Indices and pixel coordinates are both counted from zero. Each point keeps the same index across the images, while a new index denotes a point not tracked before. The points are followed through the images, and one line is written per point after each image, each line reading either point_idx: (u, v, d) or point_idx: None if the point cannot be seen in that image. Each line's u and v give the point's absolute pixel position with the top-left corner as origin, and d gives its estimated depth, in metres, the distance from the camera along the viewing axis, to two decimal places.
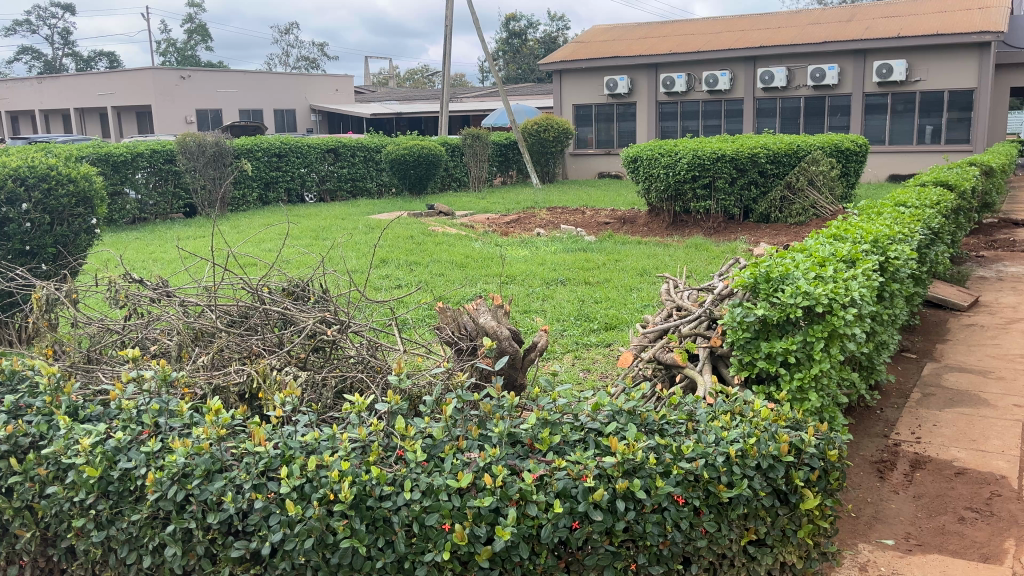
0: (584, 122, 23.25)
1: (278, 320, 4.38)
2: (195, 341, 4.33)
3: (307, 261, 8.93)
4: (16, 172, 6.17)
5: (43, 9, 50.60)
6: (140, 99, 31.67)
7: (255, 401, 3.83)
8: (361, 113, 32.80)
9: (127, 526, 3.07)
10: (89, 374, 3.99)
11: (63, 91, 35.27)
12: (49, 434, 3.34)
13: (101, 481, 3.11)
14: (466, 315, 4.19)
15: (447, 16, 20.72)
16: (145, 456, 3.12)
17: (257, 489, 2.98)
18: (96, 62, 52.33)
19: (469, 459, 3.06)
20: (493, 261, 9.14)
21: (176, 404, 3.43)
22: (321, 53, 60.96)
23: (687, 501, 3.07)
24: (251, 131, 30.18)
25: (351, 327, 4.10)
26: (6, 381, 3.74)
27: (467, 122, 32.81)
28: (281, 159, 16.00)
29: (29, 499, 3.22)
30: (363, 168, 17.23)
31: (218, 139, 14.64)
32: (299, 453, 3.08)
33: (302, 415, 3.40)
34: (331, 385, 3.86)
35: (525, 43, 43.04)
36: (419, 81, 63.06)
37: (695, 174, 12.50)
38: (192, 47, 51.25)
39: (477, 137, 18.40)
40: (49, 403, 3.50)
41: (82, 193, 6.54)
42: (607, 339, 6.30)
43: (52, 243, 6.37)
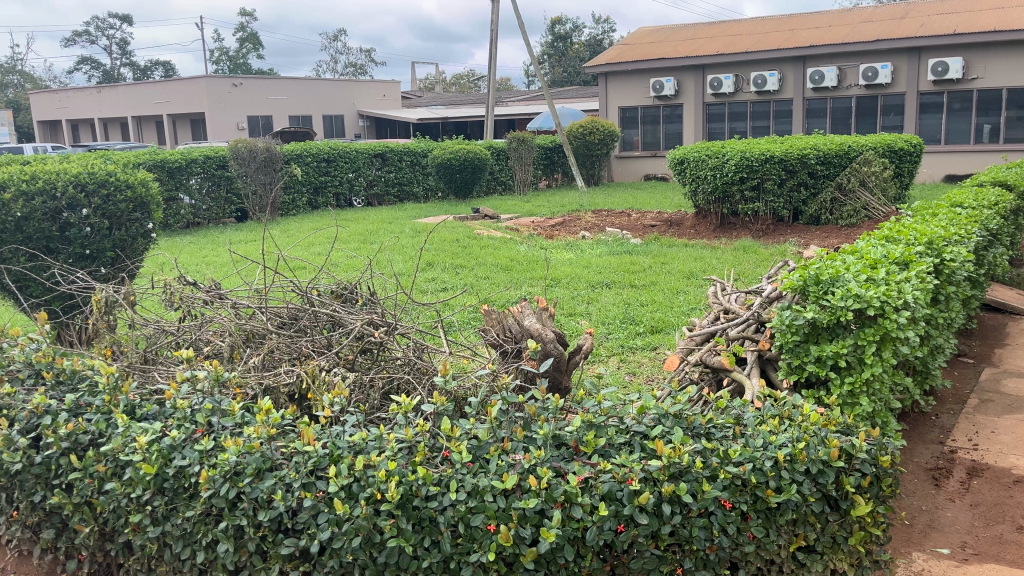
0: (630, 125, 23.17)
1: (327, 322, 4.46)
2: (246, 343, 4.40)
3: (354, 264, 9.07)
4: (77, 178, 6.32)
5: (102, 20, 52.15)
6: (194, 106, 32.58)
7: (304, 402, 3.90)
8: (407, 118, 33.10)
9: (181, 522, 3.15)
10: (145, 374, 4.09)
11: (120, 100, 36.21)
12: (107, 432, 3.41)
13: (157, 478, 3.19)
14: (510, 318, 4.29)
15: (493, 20, 20.88)
16: (199, 453, 3.20)
17: (306, 487, 3.04)
18: (153, 71, 53.65)
19: (514, 460, 3.08)
20: (538, 264, 9.15)
21: (227, 403, 3.51)
22: (369, 59, 61.80)
23: (735, 506, 3.05)
24: (301, 138, 30.76)
25: (397, 329, 4.19)
26: (67, 380, 3.82)
27: (513, 125, 32.95)
28: (330, 164, 16.22)
29: (88, 495, 3.31)
30: (409, 172, 17.40)
31: (269, 144, 14.84)
32: (347, 453, 3.12)
33: (350, 415, 3.45)
34: (378, 386, 3.94)
35: (570, 46, 43.08)
36: (465, 86, 63.45)
37: (743, 175, 12.27)
38: (244, 55, 52.26)
39: (522, 141, 18.42)
40: (108, 401, 3.58)
41: (140, 198, 6.64)
42: (652, 342, 6.26)
43: (111, 246, 6.48)
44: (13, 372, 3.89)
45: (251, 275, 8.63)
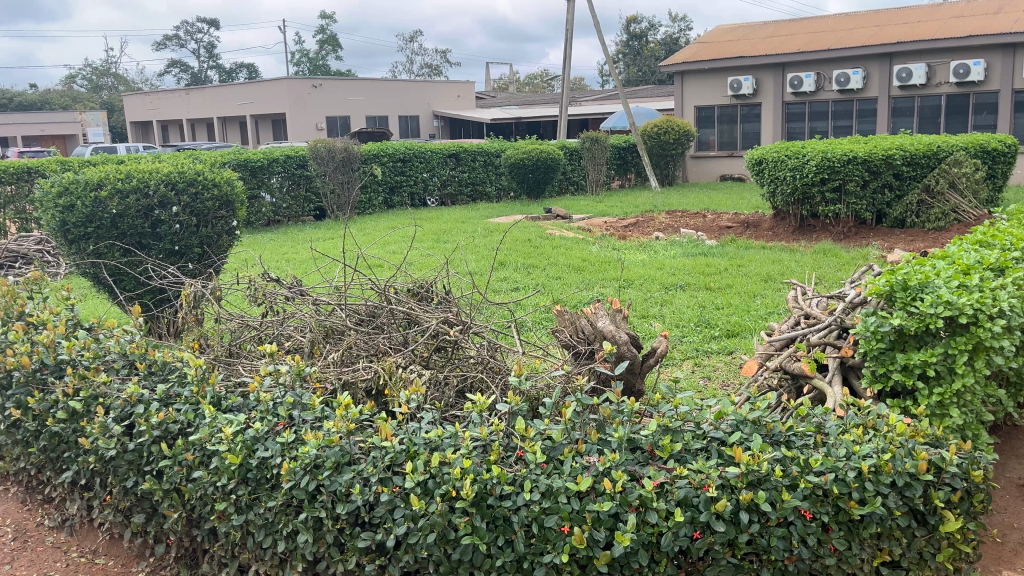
0: (706, 125, 22.79)
1: (404, 320, 4.54)
2: (326, 338, 4.51)
3: (429, 263, 9.19)
4: (169, 177, 6.56)
5: (191, 24, 54.17)
6: (276, 107, 33.55)
7: (381, 397, 3.97)
8: (481, 118, 33.33)
9: (263, 512, 3.24)
10: (230, 367, 4.22)
11: (207, 101, 37.55)
12: (195, 422, 3.54)
13: (241, 468, 3.29)
14: (585, 319, 4.28)
15: (568, 20, 20.85)
16: (281, 446, 3.29)
17: (383, 482, 3.10)
18: (237, 73, 55.47)
19: (588, 463, 3.06)
20: (611, 265, 9.09)
21: (308, 397, 3.60)
22: (445, 60, 62.45)
23: (816, 517, 2.97)
24: (378, 137, 31.32)
25: (471, 328, 4.23)
26: (158, 371, 3.96)
27: (586, 125, 32.82)
28: (406, 164, 16.43)
29: (177, 482, 3.44)
30: (483, 172, 17.54)
31: (348, 145, 15.12)
32: (422, 449, 3.16)
33: (426, 412, 3.49)
34: (453, 384, 3.99)
35: (646, 45, 42.63)
36: (539, 86, 63.48)
37: (824, 176, 11.87)
38: (324, 56, 53.51)
39: (595, 140, 18.32)
40: (196, 392, 3.71)
41: (225, 196, 6.86)
42: (728, 346, 6.14)
43: (199, 243, 6.73)
44: (108, 362, 4.06)
45: (330, 273, 8.82)
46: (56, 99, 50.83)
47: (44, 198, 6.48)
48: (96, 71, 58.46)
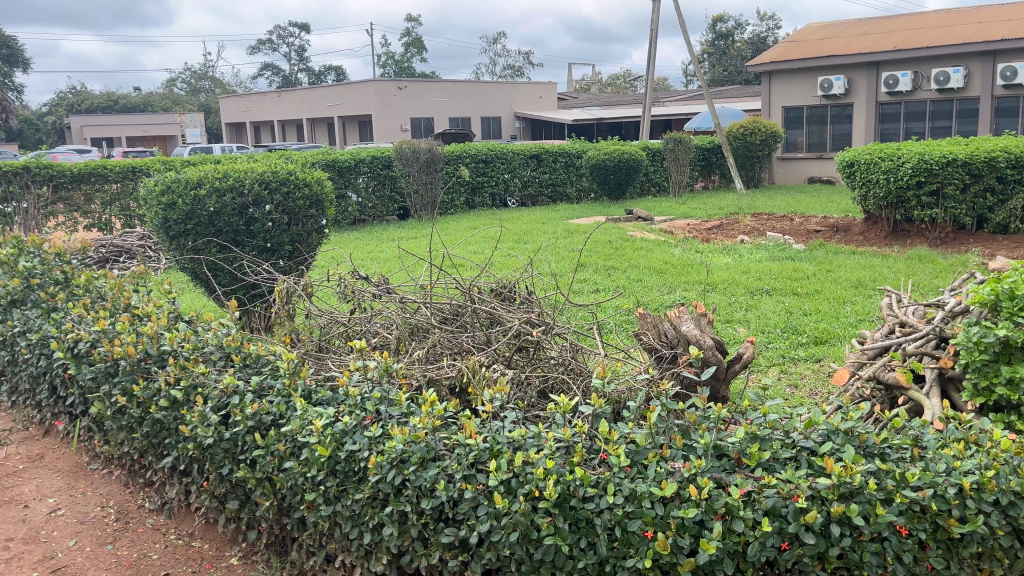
0: (794, 125, 22.18)
1: (487, 319, 4.58)
2: (411, 336, 4.60)
3: (511, 263, 9.24)
4: (263, 177, 6.79)
5: (283, 29, 56.02)
6: (363, 108, 34.36)
7: (464, 395, 4.03)
8: (562, 119, 33.32)
9: (351, 503, 3.32)
10: (319, 361, 4.35)
11: (296, 103, 38.73)
12: (287, 414, 3.65)
13: (330, 460, 3.38)
14: (667, 323, 4.25)
15: (653, 20, 20.65)
16: (368, 439, 3.36)
17: (467, 479, 3.14)
18: (326, 76, 57.02)
19: (673, 468, 3.02)
20: (693, 268, 8.96)
21: (394, 393, 3.67)
22: (527, 61, 62.70)
23: (911, 533, 2.85)
24: (461, 138, 31.70)
25: (554, 329, 4.24)
26: (251, 364, 4.10)
27: (670, 125, 32.45)
28: (488, 165, 16.56)
29: (269, 471, 3.57)
30: (564, 173, 17.56)
31: (432, 145, 15.26)
32: (506, 448, 3.18)
33: (509, 411, 3.51)
34: (535, 384, 4.02)
35: (732, 44, 41.87)
36: (621, 86, 63.03)
37: (920, 179, 11.42)
38: (409, 59, 54.48)
39: (678, 141, 18.00)
40: (288, 385, 3.82)
41: (315, 196, 7.05)
42: (816, 354, 5.97)
43: (290, 241, 6.95)
44: (207, 354, 4.23)
45: (415, 271, 8.99)
46: (157, 101, 53.27)
47: (148, 196, 6.80)
48: (194, 75, 61.06)
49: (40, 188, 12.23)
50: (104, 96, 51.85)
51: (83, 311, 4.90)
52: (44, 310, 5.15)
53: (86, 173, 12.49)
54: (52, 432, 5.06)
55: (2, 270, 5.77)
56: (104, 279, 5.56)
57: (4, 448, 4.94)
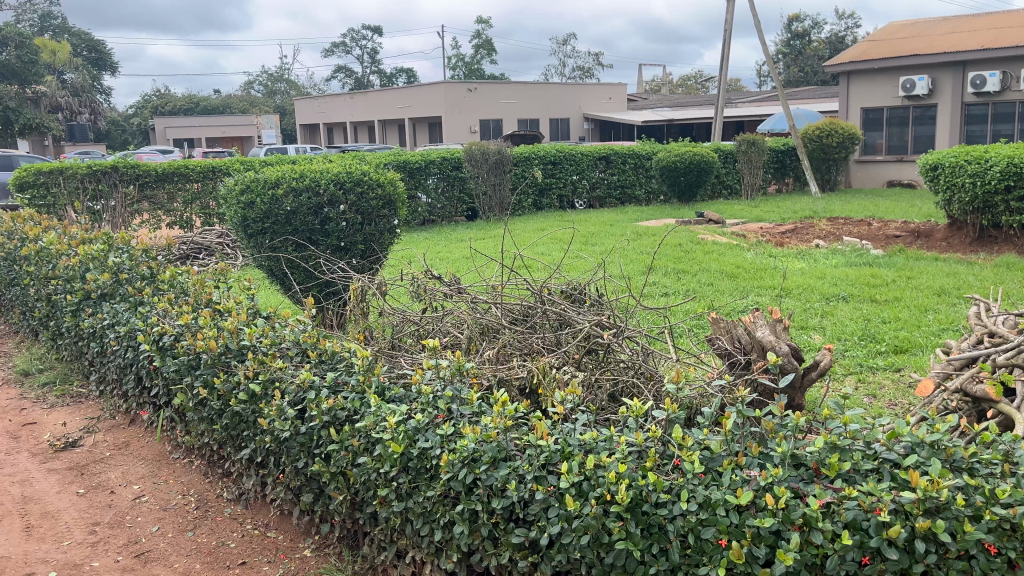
0: (874, 127, 21.52)
1: (557, 321, 4.57)
2: (482, 336, 4.63)
3: (581, 265, 9.21)
4: (337, 177, 6.92)
5: (357, 32, 57.08)
6: (433, 110, 34.79)
7: (535, 396, 4.03)
8: (632, 121, 33.04)
9: (422, 500, 3.36)
10: (392, 359, 4.41)
11: (369, 105, 39.43)
12: (361, 410, 3.70)
13: (402, 457, 3.42)
14: (742, 328, 4.18)
15: (727, 20, 20.31)
16: (440, 437, 3.39)
17: (538, 480, 3.13)
18: (398, 78, 57.86)
19: (748, 476, 2.96)
20: (767, 273, 8.77)
21: (466, 392, 3.68)
22: (598, 63, 62.42)
23: (1002, 553, 2.71)
24: (530, 139, 31.75)
25: (626, 332, 4.21)
26: (327, 360, 4.18)
27: (742, 127, 31.88)
28: (557, 166, 16.55)
29: (343, 466, 3.63)
30: (633, 175, 17.45)
31: (500, 147, 15.44)
32: (578, 450, 3.16)
33: (580, 413, 3.49)
34: (606, 387, 3.99)
35: (808, 44, 40.91)
36: (692, 86, 62.18)
37: (1009, 183, 10.86)
38: (479, 60, 54.84)
39: (751, 143, 17.71)
40: (362, 381, 3.89)
41: (388, 196, 7.15)
42: (896, 363, 5.77)
43: (362, 240, 7.08)
44: (284, 349, 4.34)
45: (486, 272, 9.05)
46: (234, 103, 54.91)
47: (228, 196, 7.01)
48: (271, 77, 62.74)
49: (127, 187, 12.75)
50: (185, 98, 53.72)
51: (167, 306, 5.08)
52: (132, 304, 5.36)
53: (170, 173, 12.95)
54: (137, 422, 5.27)
55: (93, 264, 6.03)
56: (187, 275, 5.76)
57: (93, 435, 5.16)
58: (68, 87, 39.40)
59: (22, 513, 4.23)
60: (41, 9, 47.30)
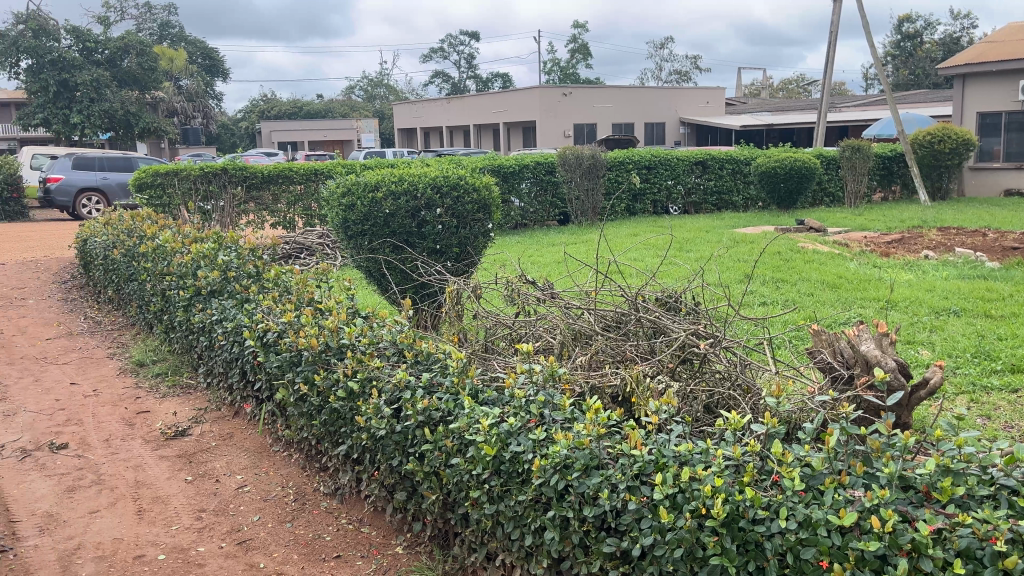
0: (990, 133, 20.39)
1: (651, 329, 4.51)
2: (575, 341, 4.62)
3: (675, 272, 9.08)
4: (435, 182, 7.04)
5: (455, 38, 58.00)
6: (528, 115, 34.98)
7: (628, 405, 3.98)
8: (730, 125, 32.31)
9: (514, 504, 3.37)
10: (485, 362, 4.45)
11: (464, 110, 40.00)
12: (455, 411, 3.74)
13: (495, 459, 3.44)
14: (845, 341, 4.03)
15: (833, 21, 19.67)
16: (533, 442, 3.39)
17: (631, 490, 3.09)
18: (493, 83, 58.49)
19: (852, 496, 2.84)
20: (871, 284, 8.43)
21: (559, 397, 3.67)
22: (695, 67, 61.48)
23: None
24: (625, 144, 31.50)
25: (723, 342, 4.11)
26: (422, 361, 4.25)
27: (846, 132, 30.77)
28: (651, 171, 16.37)
29: (436, 466, 3.69)
30: (730, 181, 17.11)
31: (595, 151, 15.34)
32: (672, 462, 3.11)
33: (675, 424, 3.43)
34: (701, 398, 3.91)
35: (920, 46, 39.18)
36: (793, 91, 60.46)
37: None
38: (575, 65, 54.85)
39: (856, 149, 17.07)
40: (456, 383, 3.93)
41: (483, 200, 7.25)
42: (1012, 383, 5.44)
43: (457, 243, 7.20)
44: (381, 349, 4.43)
45: (580, 276, 9.05)
46: (336, 107, 56.63)
47: (331, 198, 7.23)
48: (371, 82, 64.45)
49: (235, 188, 13.33)
50: (290, 102, 55.79)
51: (272, 303, 5.27)
52: (239, 301, 5.59)
53: (275, 175, 13.46)
54: (240, 414, 5.49)
55: (204, 263, 6.33)
56: (290, 274, 5.97)
57: (200, 425, 5.41)
58: (183, 92, 41.55)
59: (135, 497, 4.47)
60: (161, 19, 49.99)
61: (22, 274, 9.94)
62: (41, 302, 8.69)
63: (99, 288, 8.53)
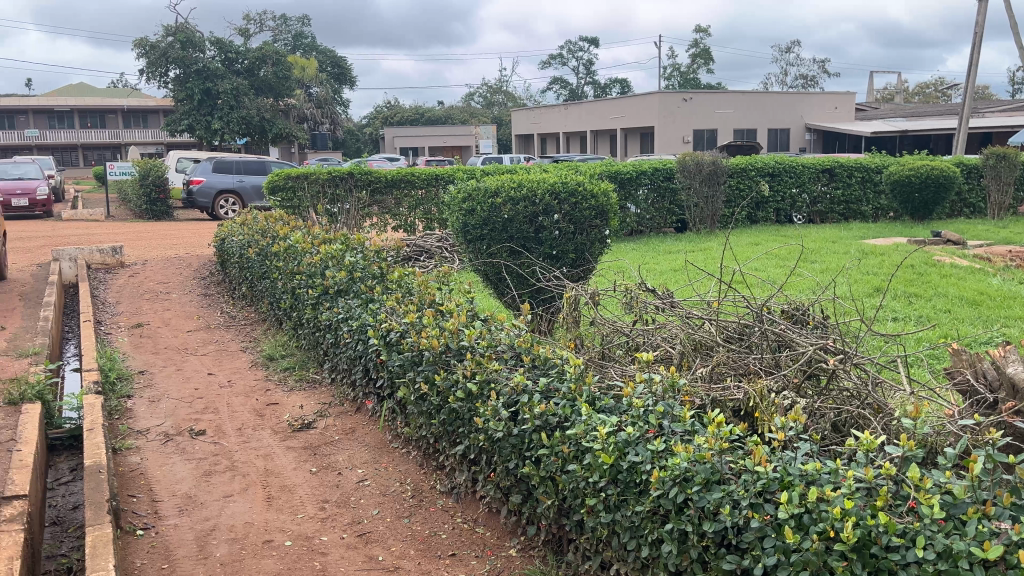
0: None
1: (775, 342, 4.37)
2: (695, 352, 4.53)
3: (801, 283, 8.77)
4: (553, 188, 7.06)
5: (575, 44, 58.13)
6: (646, 120, 34.66)
7: (749, 419, 3.87)
8: (861, 132, 30.90)
9: (631, 514, 3.33)
10: (602, 369, 4.42)
11: (581, 116, 40.01)
12: (572, 418, 3.73)
13: (612, 468, 3.42)
14: (989, 363, 3.77)
15: (979, 21, 18.50)
16: (651, 452, 3.34)
17: (754, 507, 3.00)
18: (612, 89, 58.22)
19: (999, 529, 2.64)
20: (1018, 302, 7.86)
21: (679, 409, 3.60)
22: (823, 71, 59.17)
23: None
24: (747, 150, 30.65)
25: (853, 359, 3.93)
26: (540, 365, 4.27)
27: (989, 139, 28.83)
28: (775, 179, 15.86)
29: (552, 471, 3.70)
30: (860, 190, 16.37)
31: (716, 158, 15.00)
32: (798, 480, 2.99)
33: (802, 442, 3.30)
34: (829, 416, 3.75)
35: None
36: (930, 95, 57.21)
37: None
38: (696, 70, 53.90)
39: (1001, 157, 16.08)
40: (574, 390, 3.92)
41: (601, 207, 7.20)
42: None
43: (574, 249, 7.19)
44: (499, 352, 4.48)
45: (703, 286, 8.83)
46: (456, 113, 57.81)
47: (452, 203, 7.40)
48: (490, 89, 65.44)
49: (360, 192, 13.81)
50: (413, 109, 57.40)
51: (395, 304, 5.43)
52: (363, 300, 5.79)
53: (398, 179, 13.87)
54: (362, 410, 5.68)
55: (332, 263, 6.59)
56: (412, 276, 6.14)
57: (325, 419, 5.64)
58: (314, 99, 43.45)
59: (265, 484, 4.71)
60: (295, 30, 52.52)
61: (167, 270, 10.64)
62: (183, 296, 9.29)
63: (235, 285, 9.03)
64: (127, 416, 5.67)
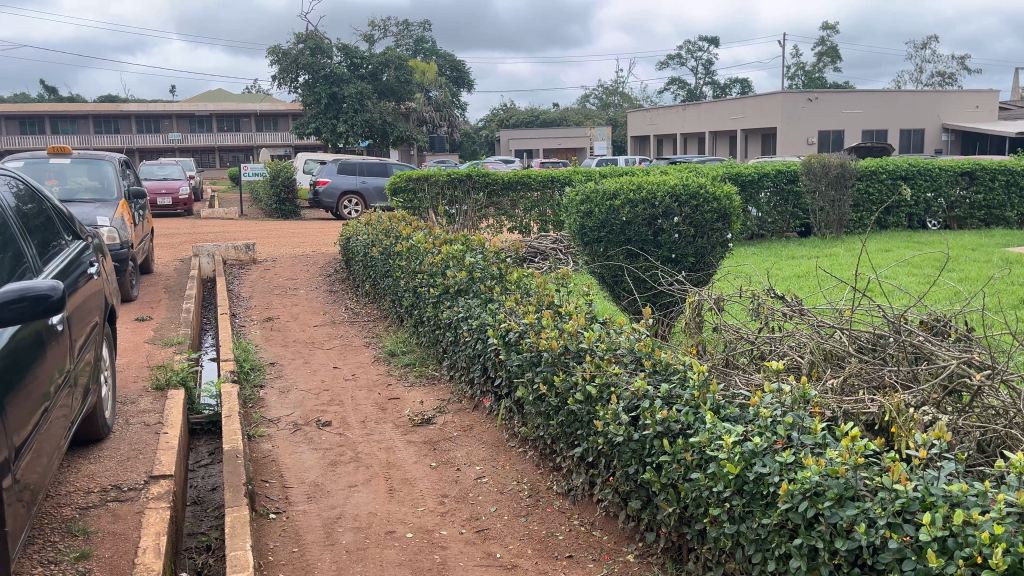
0: None
1: (914, 354, 4.14)
2: (826, 362, 4.35)
3: (941, 293, 8.30)
4: (674, 190, 6.95)
5: (695, 44, 57.03)
6: (768, 121, 33.64)
7: (885, 434, 3.69)
8: (1005, 133, 28.91)
9: (757, 526, 3.24)
10: (725, 376, 4.31)
11: (700, 117, 39.24)
12: (695, 425, 3.66)
13: (738, 479, 3.33)
14: None
15: None
16: (779, 464, 3.23)
17: (891, 527, 2.85)
18: (732, 89, 56.79)
19: None
20: None
21: (809, 420, 3.45)
22: (963, 68, 55.73)
23: None
24: (876, 152, 29.22)
25: (1000, 374, 3.68)
26: (661, 370, 4.19)
27: None
28: (908, 182, 15.05)
29: (675, 478, 3.64)
30: (1003, 194, 15.33)
31: (844, 160, 14.39)
32: (942, 501, 2.81)
33: (946, 460, 3.11)
34: (974, 434, 3.53)
35: None
36: None
37: None
38: (822, 68, 51.85)
39: None
40: (697, 397, 3.83)
41: (723, 210, 7.03)
42: None
43: (694, 252, 7.07)
44: (619, 355, 4.44)
45: (835, 293, 8.52)
46: (572, 116, 57.81)
47: (570, 205, 7.41)
48: (606, 90, 65.06)
49: (478, 193, 14.02)
50: (529, 112, 57.76)
51: (514, 305, 5.49)
52: (483, 300, 5.88)
53: (516, 181, 14.00)
54: (480, 408, 5.76)
55: (453, 263, 6.71)
56: (531, 277, 6.18)
57: (444, 415, 5.75)
58: (433, 103, 44.35)
59: (387, 476, 4.85)
60: (416, 35, 53.87)
61: (296, 267, 11.13)
62: (310, 292, 9.69)
63: (359, 282, 9.35)
64: (260, 405, 5.97)
